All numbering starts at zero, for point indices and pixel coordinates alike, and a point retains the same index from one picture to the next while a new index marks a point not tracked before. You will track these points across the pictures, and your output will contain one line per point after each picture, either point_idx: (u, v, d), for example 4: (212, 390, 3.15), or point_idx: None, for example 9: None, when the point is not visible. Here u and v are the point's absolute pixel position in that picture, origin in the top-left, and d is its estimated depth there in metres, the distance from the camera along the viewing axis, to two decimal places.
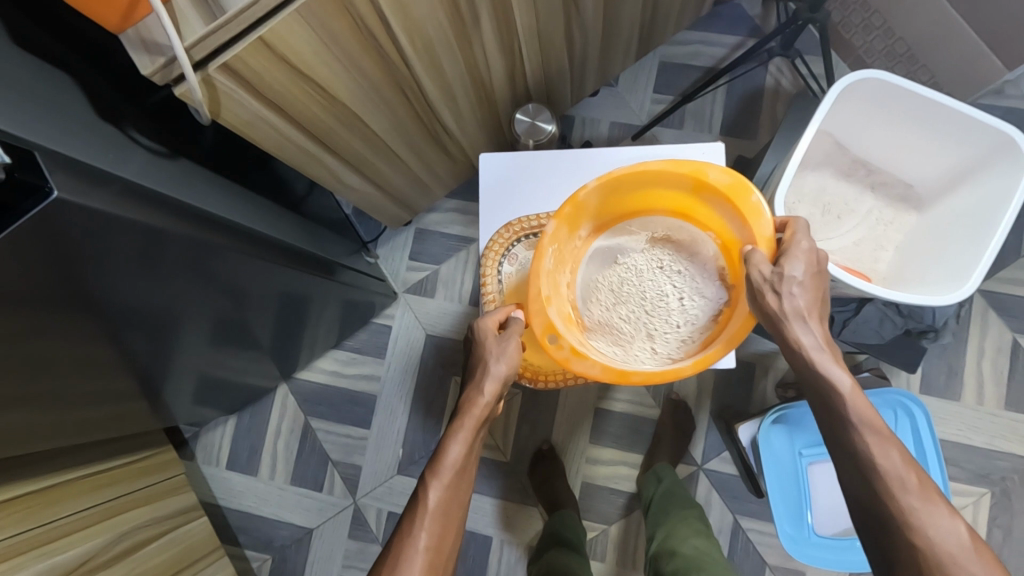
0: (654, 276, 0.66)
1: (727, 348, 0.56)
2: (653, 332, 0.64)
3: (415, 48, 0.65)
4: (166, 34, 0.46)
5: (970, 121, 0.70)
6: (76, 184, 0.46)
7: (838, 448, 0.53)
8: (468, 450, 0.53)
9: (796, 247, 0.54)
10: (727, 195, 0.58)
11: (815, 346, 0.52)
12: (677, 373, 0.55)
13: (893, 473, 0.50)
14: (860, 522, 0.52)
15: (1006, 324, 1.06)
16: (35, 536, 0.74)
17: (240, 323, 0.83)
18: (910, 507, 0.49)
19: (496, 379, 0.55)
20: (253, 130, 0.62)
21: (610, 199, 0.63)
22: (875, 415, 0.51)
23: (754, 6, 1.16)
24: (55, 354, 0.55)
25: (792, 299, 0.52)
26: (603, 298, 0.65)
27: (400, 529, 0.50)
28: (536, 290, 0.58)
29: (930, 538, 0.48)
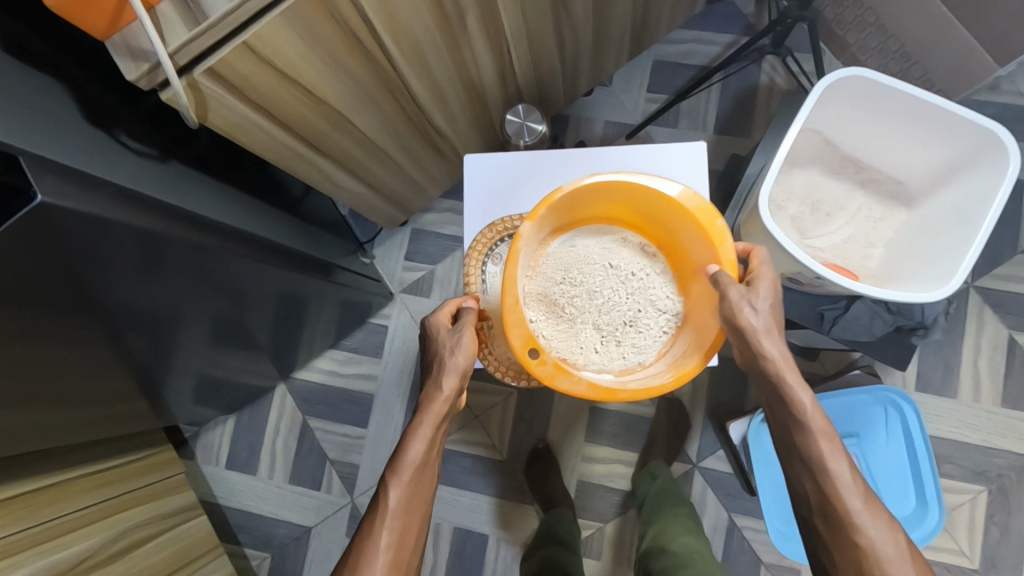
0: (608, 281, 0.66)
1: (703, 365, 0.58)
2: (613, 339, 0.65)
3: (402, 49, 0.66)
4: (150, 40, 0.47)
5: (956, 119, 0.70)
6: (63, 187, 0.46)
7: (790, 452, 0.54)
8: (428, 446, 0.53)
9: (762, 276, 0.57)
10: (694, 217, 0.60)
11: (782, 359, 0.53)
12: (662, 389, 0.57)
13: (841, 479, 0.51)
14: (810, 522, 0.54)
15: (1002, 321, 1.06)
16: (35, 534, 0.76)
17: (236, 324, 0.84)
18: (854, 509, 0.50)
19: (455, 374, 0.56)
20: (240, 133, 0.62)
21: (576, 205, 0.63)
22: (828, 426, 0.53)
23: (747, 5, 1.16)
24: (46, 357, 0.56)
25: (759, 315, 0.54)
26: (555, 301, 0.65)
27: (363, 527, 0.51)
28: (512, 303, 0.57)
29: (870, 540, 0.49)
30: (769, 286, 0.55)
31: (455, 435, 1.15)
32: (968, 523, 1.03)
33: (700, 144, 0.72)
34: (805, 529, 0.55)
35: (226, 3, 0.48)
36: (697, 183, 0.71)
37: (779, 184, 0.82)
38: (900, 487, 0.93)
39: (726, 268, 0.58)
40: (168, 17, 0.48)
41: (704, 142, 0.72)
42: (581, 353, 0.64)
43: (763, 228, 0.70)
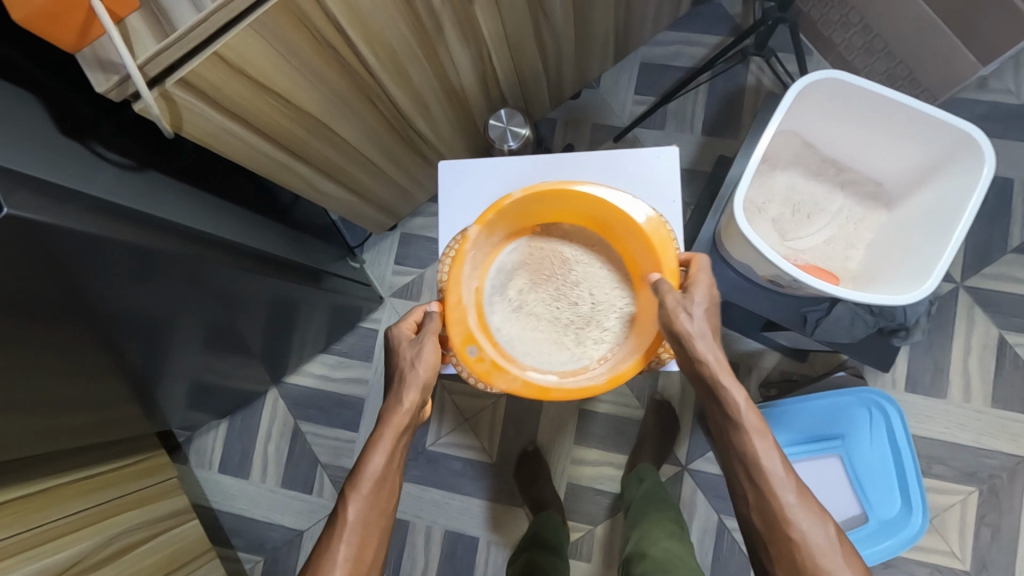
0: (567, 280, 0.71)
1: (637, 368, 0.63)
2: (565, 335, 0.69)
3: (378, 58, 0.66)
4: (119, 53, 0.48)
5: (930, 121, 0.70)
6: (37, 201, 0.46)
7: (729, 452, 0.59)
8: (389, 458, 0.55)
9: (699, 281, 0.61)
10: (638, 227, 0.64)
11: (718, 362, 0.56)
12: (592, 390, 0.62)
13: (774, 475, 0.55)
14: (748, 520, 0.58)
15: (992, 321, 1.05)
16: (25, 539, 0.77)
17: (224, 331, 0.84)
18: (788, 503, 0.55)
19: (416, 387, 0.58)
20: (217, 142, 0.63)
21: (531, 212, 0.68)
22: (761, 425, 0.57)
23: (734, 5, 1.16)
24: (26, 368, 0.57)
25: (695, 320, 0.57)
26: (511, 297, 0.70)
27: (323, 541, 0.53)
28: (453, 303, 0.64)
29: (800, 531, 0.54)
30: (704, 292, 0.59)
31: (446, 438, 1.16)
32: (959, 524, 1.03)
33: (671, 148, 0.72)
34: (744, 527, 0.59)
35: (194, 15, 0.49)
36: (669, 187, 0.71)
37: (759, 186, 0.82)
38: (887, 488, 0.94)
39: (667, 278, 0.63)
40: (137, 29, 0.49)
41: (675, 146, 0.72)
42: (532, 350, 0.68)
43: (739, 232, 0.70)
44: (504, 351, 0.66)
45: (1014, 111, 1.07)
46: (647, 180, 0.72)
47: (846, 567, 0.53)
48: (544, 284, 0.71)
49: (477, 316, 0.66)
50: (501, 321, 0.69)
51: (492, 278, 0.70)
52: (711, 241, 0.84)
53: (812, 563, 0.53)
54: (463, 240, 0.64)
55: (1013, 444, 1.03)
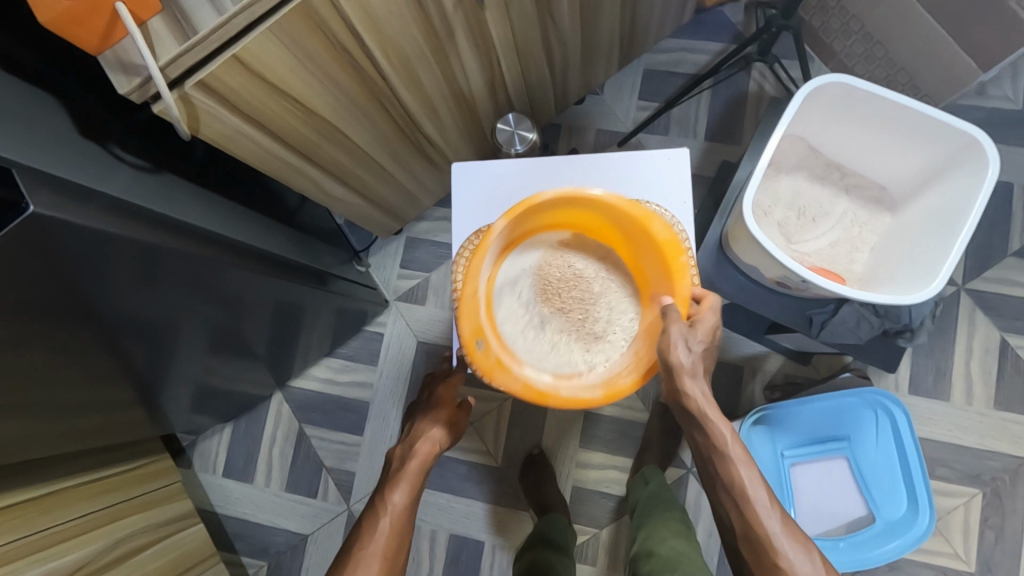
0: (576, 284, 0.71)
1: (632, 388, 0.62)
2: (568, 342, 0.69)
3: (391, 62, 0.67)
4: (141, 55, 0.48)
5: (934, 124, 0.71)
6: (58, 200, 0.46)
7: (716, 482, 0.65)
8: (415, 478, 0.70)
9: (704, 318, 0.63)
10: (660, 250, 0.64)
11: (702, 398, 0.62)
12: (588, 403, 0.61)
13: (760, 503, 0.62)
14: (738, 545, 0.64)
15: (992, 323, 1.06)
16: (31, 542, 0.77)
17: (233, 333, 0.85)
18: (774, 530, 0.61)
19: (441, 429, 0.75)
20: (232, 144, 0.63)
21: (558, 212, 0.68)
22: (745, 457, 0.63)
23: (736, 13, 1.18)
24: (41, 368, 0.57)
25: (690, 355, 0.61)
26: (518, 295, 0.70)
27: (362, 535, 0.65)
28: (470, 290, 0.63)
29: (787, 560, 0.59)
30: (702, 335, 0.61)
31: None
32: (963, 526, 1.03)
33: (682, 150, 0.72)
34: (736, 554, 0.65)
35: (214, 17, 0.49)
36: (680, 187, 0.72)
37: (764, 190, 0.83)
38: (892, 487, 0.93)
39: (676, 305, 0.63)
40: (158, 32, 0.49)
41: (685, 148, 0.73)
42: (533, 353, 0.67)
43: (747, 232, 0.71)
44: (505, 347, 0.65)
45: (1012, 117, 1.09)
46: (653, 181, 0.73)
47: None
48: (556, 293, 0.70)
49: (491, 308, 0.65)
50: (504, 319, 0.68)
51: (505, 275, 0.70)
52: (717, 245, 0.84)
53: None
54: (488, 232, 0.63)
55: (1015, 446, 1.04)
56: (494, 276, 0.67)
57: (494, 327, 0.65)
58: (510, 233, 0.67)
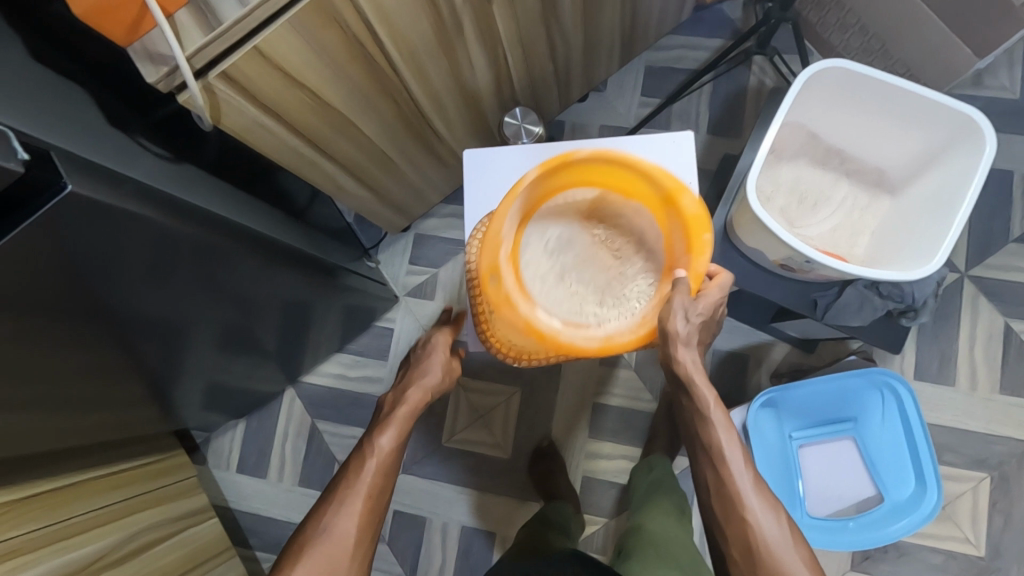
0: (598, 246, 0.73)
1: (630, 344, 0.63)
2: (580, 296, 0.69)
3: (401, 55, 0.69)
4: (169, 45, 0.51)
5: (933, 106, 0.73)
6: (92, 182, 0.48)
7: (696, 443, 0.67)
8: (407, 420, 0.69)
9: (712, 292, 0.67)
10: (687, 223, 0.64)
11: (691, 364, 0.64)
12: (586, 351, 0.61)
13: (735, 464, 0.63)
14: (708, 505, 0.65)
15: (995, 309, 1.07)
16: (53, 532, 0.79)
17: (249, 326, 0.87)
18: (745, 489, 0.62)
19: (436, 374, 0.72)
20: (248, 134, 0.66)
21: (596, 171, 0.68)
22: (725, 422, 0.65)
23: (735, 10, 1.21)
24: (68, 351, 0.59)
25: (686, 326, 0.63)
26: (543, 245, 0.70)
27: (347, 473, 0.65)
28: (494, 228, 0.63)
29: (754, 516, 0.61)
30: (703, 307, 0.65)
31: (461, 435, 1.17)
32: (971, 511, 1.04)
33: (687, 134, 0.74)
34: (707, 513, 0.66)
35: (238, 9, 0.52)
36: (686, 173, 0.74)
37: (767, 177, 0.85)
38: (899, 468, 0.94)
39: (689, 278, 0.64)
40: (185, 24, 0.51)
41: (690, 132, 0.74)
42: (543, 296, 0.67)
43: (752, 215, 0.73)
44: (523, 286, 0.64)
45: (1010, 106, 1.10)
46: (665, 161, 0.74)
47: (797, 553, 0.60)
48: (576, 253, 0.72)
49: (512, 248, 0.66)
50: (527, 262, 0.69)
51: (534, 222, 0.70)
52: (721, 231, 0.86)
53: (765, 548, 0.60)
54: (523, 177, 0.63)
55: (1021, 430, 1.04)
56: (522, 218, 0.67)
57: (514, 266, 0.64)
58: (543, 184, 0.67)
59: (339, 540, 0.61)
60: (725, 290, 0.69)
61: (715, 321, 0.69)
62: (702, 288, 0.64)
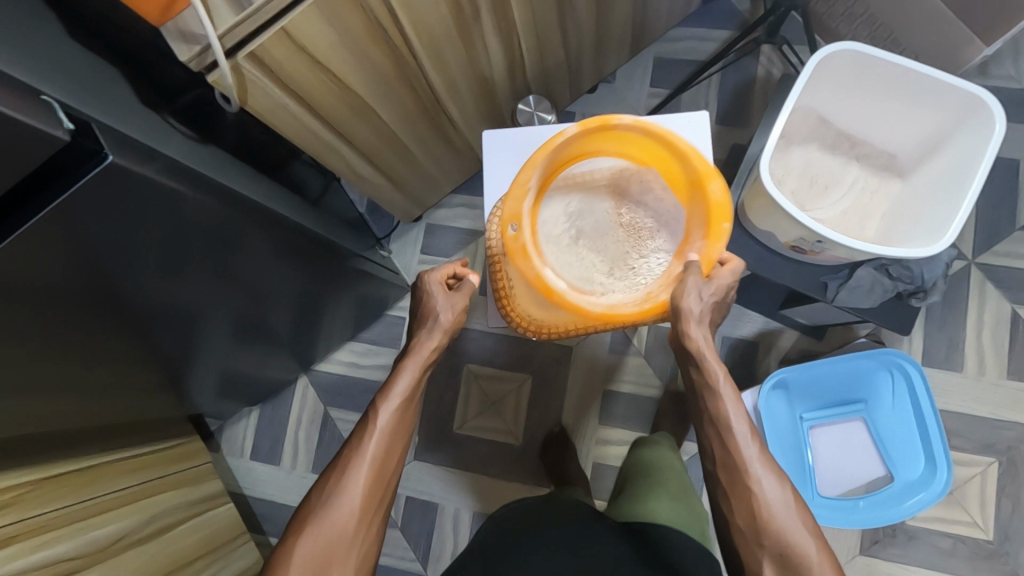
0: (619, 217, 0.74)
1: (635, 313, 0.64)
2: (592, 264, 0.71)
3: (421, 39, 0.70)
4: (201, 24, 0.52)
5: (942, 88, 0.74)
6: (128, 155, 0.50)
7: (703, 415, 0.68)
8: (412, 382, 0.68)
9: (722, 275, 0.67)
10: (708, 207, 0.64)
11: (702, 341, 0.66)
12: (586, 310, 0.62)
13: (740, 434, 0.64)
14: (714, 474, 0.66)
15: (1003, 296, 1.09)
16: (78, 510, 0.80)
17: (269, 311, 0.88)
18: (751, 458, 0.64)
19: (439, 332, 0.71)
20: (271, 115, 0.67)
21: (635, 142, 0.69)
22: (732, 394, 0.66)
23: (742, 2, 1.22)
24: (99, 325, 0.60)
25: (699, 305, 0.65)
26: (565, 209, 0.72)
27: (353, 441, 0.64)
28: (521, 179, 0.63)
29: (759, 484, 0.62)
30: (713, 290, 0.65)
31: (473, 421, 1.19)
32: (980, 495, 1.05)
33: (702, 114, 0.75)
34: (711, 482, 0.67)
35: None
36: (700, 154, 0.75)
37: (778, 162, 0.86)
38: (909, 448, 0.95)
39: (701, 261, 0.65)
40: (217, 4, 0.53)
41: (705, 112, 0.76)
42: (555, 261, 0.69)
43: (765, 195, 0.74)
44: (536, 241, 0.65)
45: (1016, 95, 1.11)
46: None
47: (801, 523, 0.61)
48: (596, 222, 0.73)
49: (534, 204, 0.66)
50: (546, 222, 0.71)
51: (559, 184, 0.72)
52: (732, 216, 0.87)
53: (768, 516, 0.61)
54: (559, 133, 0.63)
55: None
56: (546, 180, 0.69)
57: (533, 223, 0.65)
58: (577, 144, 0.67)
59: (344, 512, 0.60)
60: (733, 282, 0.68)
61: (723, 305, 0.70)
62: (712, 271, 0.66)
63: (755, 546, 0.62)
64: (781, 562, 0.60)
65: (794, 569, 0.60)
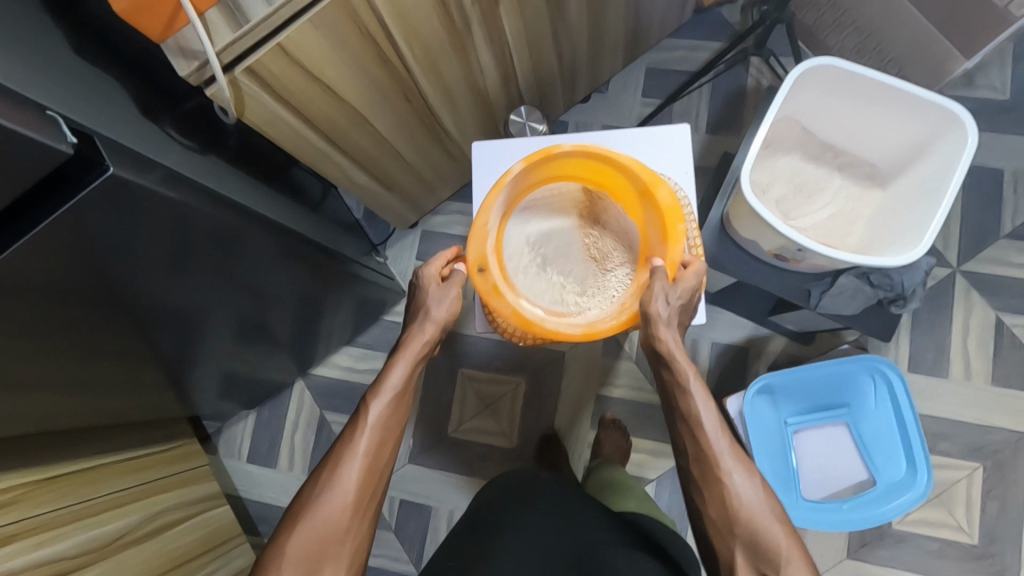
0: (579, 237, 0.77)
1: (610, 330, 0.67)
2: (563, 285, 0.74)
3: (414, 53, 0.73)
4: (200, 41, 0.55)
5: (920, 101, 0.76)
6: (127, 166, 0.52)
7: (674, 410, 0.71)
8: (406, 375, 0.70)
9: (688, 279, 0.68)
10: (661, 213, 0.68)
11: (674, 343, 0.68)
12: (567, 336, 0.66)
13: (710, 427, 0.67)
14: (687, 467, 0.69)
15: (988, 303, 1.10)
16: (78, 509, 0.82)
17: (266, 317, 0.90)
18: (721, 450, 0.66)
19: (434, 326, 0.73)
20: (269, 126, 0.69)
21: (574, 166, 0.73)
22: (701, 389, 0.68)
23: (733, 14, 1.24)
24: (100, 328, 0.62)
25: (668, 308, 0.67)
26: (528, 235, 0.75)
27: (347, 434, 0.67)
28: (480, 223, 0.68)
29: (730, 477, 0.65)
30: (682, 293, 0.67)
31: (467, 424, 1.20)
32: (966, 499, 1.06)
33: (682, 126, 0.78)
34: (686, 476, 0.70)
35: (265, 7, 0.55)
36: (682, 166, 0.77)
37: (763, 171, 0.88)
38: (891, 451, 0.97)
39: (665, 266, 0.67)
40: (215, 22, 0.55)
41: (685, 124, 0.78)
42: (528, 289, 0.72)
43: (747, 206, 0.76)
44: (506, 277, 0.69)
45: (1001, 106, 1.13)
46: (658, 155, 0.78)
47: (772, 513, 0.63)
48: (562, 244, 0.76)
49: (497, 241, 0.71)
50: (510, 253, 0.73)
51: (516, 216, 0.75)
52: (718, 225, 0.89)
53: (738, 505, 0.63)
54: (506, 174, 0.69)
55: (1014, 419, 1.07)
56: (504, 218, 0.72)
57: (498, 259, 0.70)
58: (524, 180, 0.72)
59: (339, 502, 0.62)
60: (699, 283, 0.70)
61: (692, 309, 0.71)
62: (676, 278, 0.68)
63: (727, 535, 0.64)
64: (751, 550, 0.62)
65: (763, 556, 0.61)
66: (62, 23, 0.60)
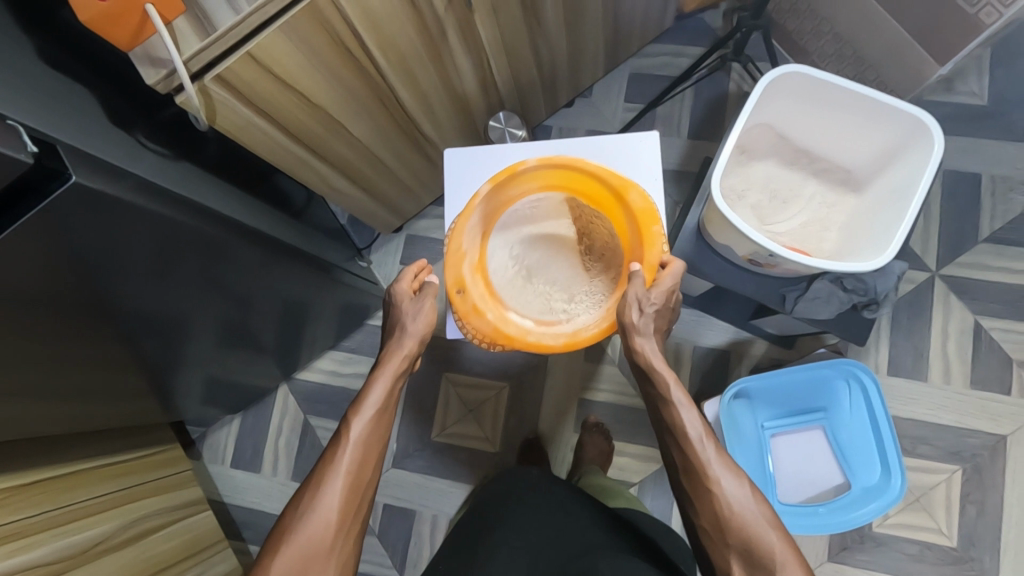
0: (565, 247, 0.79)
1: (592, 339, 0.70)
2: (549, 294, 0.77)
3: (389, 60, 0.73)
4: (167, 50, 0.55)
5: (888, 109, 0.77)
6: (94, 175, 0.52)
7: (660, 421, 0.71)
8: (386, 391, 0.71)
9: (665, 281, 0.70)
10: (636, 217, 0.71)
11: (652, 352, 0.69)
12: (549, 347, 0.69)
13: (696, 435, 0.67)
14: (678, 481, 0.69)
15: (967, 306, 1.11)
16: (56, 516, 0.81)
17: (247, 324, 0.90)
18: (709, 459, 0.65)
19: (414, 340, 0.75)
20: (243, 134, 0.70)
21: (548, 179, 0.75)
22: (685, 398, 0.69)
23: (715, 19, 1.25)
24: (74, 337, 0.62)
25: (642, 317, 0.68)
26: (510, 249, 0.77)
27: (329, 452, 0.66)
28: (454, 248, 0.71)
29: (719, 485, 0.64)
30: (659, 296, 0.68)
31: (451, 429, 1.20)
32: (945, 501, 1.07)
33: (651, 133, 0.78)
34: (677, 488, 0.69)
35: (233, 16, 0.56)
36: (653, 173, 0.78)
37: (739, 177, 0.89)
38: (867, 456, 0.97)
39: (642, 270, 0.70)
40: (182, 31, 0.55)
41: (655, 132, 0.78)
42: (514, 300, 0.75)
43: (719, 213, 0.76)
44: (491, 294, 0.73)
45: (979, 111, 1.14)
46: (629, 161, 0.78)
47: (765, 519, 0.62)
48: (545, 254, 0.79)
49: (477, 261, 0.73)
50: (494, 268, 0.76)
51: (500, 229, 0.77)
52: (695, 230, 0.90)
53: (728, 514, 0.62)
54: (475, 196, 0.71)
55: (993, 423, 1.08)
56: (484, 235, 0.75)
57: (478, 279, 0.73)
58: (497, 197, 0.74)
59: (322, 523, 0.61)
60: (679, 283, 0.71)
61: (672, 309, 0.73)
62: (654, 279, 0.70)
63: (724, 545, 0.63)
64: (747, 560, 0.62)
65: (760, 563, 0.60)
66: (35, 32, 0.60)
